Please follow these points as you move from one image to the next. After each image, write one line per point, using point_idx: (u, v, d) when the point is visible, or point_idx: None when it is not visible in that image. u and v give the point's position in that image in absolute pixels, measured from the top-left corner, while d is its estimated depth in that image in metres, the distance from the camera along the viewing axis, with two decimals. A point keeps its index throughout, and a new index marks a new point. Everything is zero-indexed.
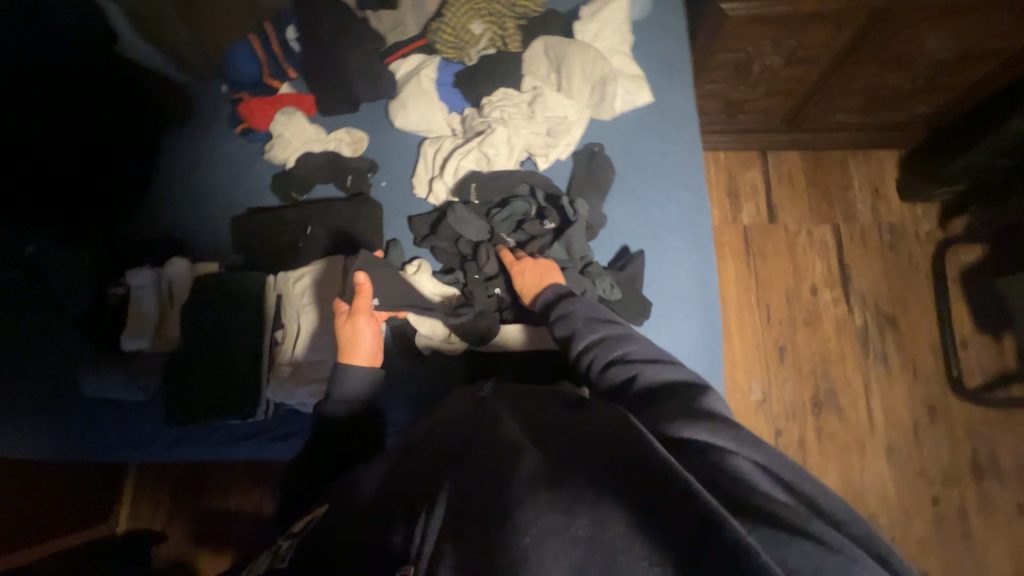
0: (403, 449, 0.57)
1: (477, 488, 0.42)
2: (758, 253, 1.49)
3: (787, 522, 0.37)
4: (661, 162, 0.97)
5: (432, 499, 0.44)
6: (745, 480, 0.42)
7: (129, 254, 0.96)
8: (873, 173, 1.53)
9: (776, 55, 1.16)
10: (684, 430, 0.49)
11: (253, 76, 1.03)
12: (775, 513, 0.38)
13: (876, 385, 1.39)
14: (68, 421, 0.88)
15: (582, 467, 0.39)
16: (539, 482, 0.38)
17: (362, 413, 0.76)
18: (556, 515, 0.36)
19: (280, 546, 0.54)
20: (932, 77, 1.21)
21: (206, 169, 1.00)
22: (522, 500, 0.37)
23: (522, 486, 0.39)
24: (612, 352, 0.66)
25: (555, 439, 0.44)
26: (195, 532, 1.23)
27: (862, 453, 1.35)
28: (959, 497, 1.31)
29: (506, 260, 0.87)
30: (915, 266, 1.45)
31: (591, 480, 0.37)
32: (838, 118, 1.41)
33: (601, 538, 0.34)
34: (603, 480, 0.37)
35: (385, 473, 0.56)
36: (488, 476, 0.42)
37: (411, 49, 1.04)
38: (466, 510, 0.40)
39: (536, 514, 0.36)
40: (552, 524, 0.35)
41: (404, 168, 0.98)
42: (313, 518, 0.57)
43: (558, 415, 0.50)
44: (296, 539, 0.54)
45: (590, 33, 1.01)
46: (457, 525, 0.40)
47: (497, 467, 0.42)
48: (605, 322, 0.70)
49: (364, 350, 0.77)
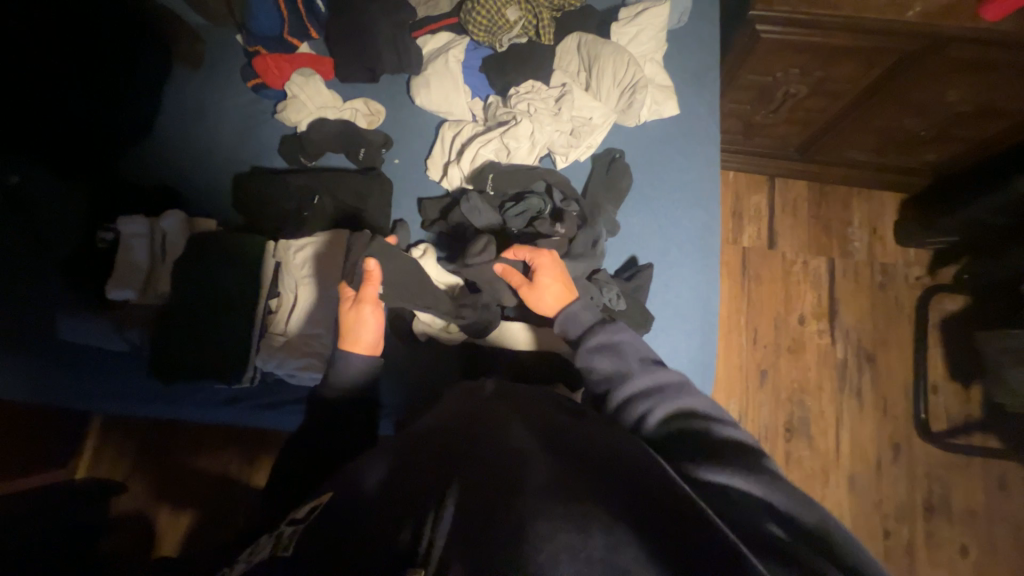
0: (408, 442, 0.56)
1: (484, 493, 0.44)
2: (754, 276, 1.51)
3: (793, 557, 0.40)
4: (678, 177, 0.97)
5: (440, 494, 0.45)
6: (758, 521, 0.45)
7: (124, 199, 0.94)
8: (873, 212, 1.56)
9: (801, 84, 1.16)
10: (712, 473, 0.51)
11: (271, 31, 0.98)
12: (778, 546, 0.41)
13: (847, 418, 1.44)
14: (45, 363, 0.87)
15: (598, 489, 0.43)
16: (557, 496, 0.42)
17: (359, 394, 0.77)
18: (573, 531, 0.39)
19: (285, 531, 0.54)
20: (947, 127, 1.24)
21: (216, 121, 0.98)
22: (537, 514, 0.40)
23: (538, 500, 0.42)
24: (657, 398, 0.62)
25: (571, 456, 0.47)
26: (158, 488, 1.20)
27: (825, 481, 1.40)
28: (909, 533, 1.37)
29: (523, 254, 0.80)
30: (900, 309, 1.50)
31: (607, 502, 0.42)
32: (850, 154, 1.43)
33: (617, 556, 0.37)
34: (618, 503, 0.42)
35: (388, 464, 0.55)
36: (498, 481, 0.44)
37: (440, 26, 1.00)
38: (479, 513, 0.42)
39: (555, 527, 0.39)
40: (568, 540, 0.38)
41: (419, 148, 0.97)
42: (317, 503, 0.56)
43: (572, 431, 0.52)
44: (302, 525, 0.53)
45: (626, 36, 0.99)
46: (468, 529, 0.41)
47: (509, 475, 0.45)
48: (650, 365, 0.66)
49: (367, 337, 0.78)
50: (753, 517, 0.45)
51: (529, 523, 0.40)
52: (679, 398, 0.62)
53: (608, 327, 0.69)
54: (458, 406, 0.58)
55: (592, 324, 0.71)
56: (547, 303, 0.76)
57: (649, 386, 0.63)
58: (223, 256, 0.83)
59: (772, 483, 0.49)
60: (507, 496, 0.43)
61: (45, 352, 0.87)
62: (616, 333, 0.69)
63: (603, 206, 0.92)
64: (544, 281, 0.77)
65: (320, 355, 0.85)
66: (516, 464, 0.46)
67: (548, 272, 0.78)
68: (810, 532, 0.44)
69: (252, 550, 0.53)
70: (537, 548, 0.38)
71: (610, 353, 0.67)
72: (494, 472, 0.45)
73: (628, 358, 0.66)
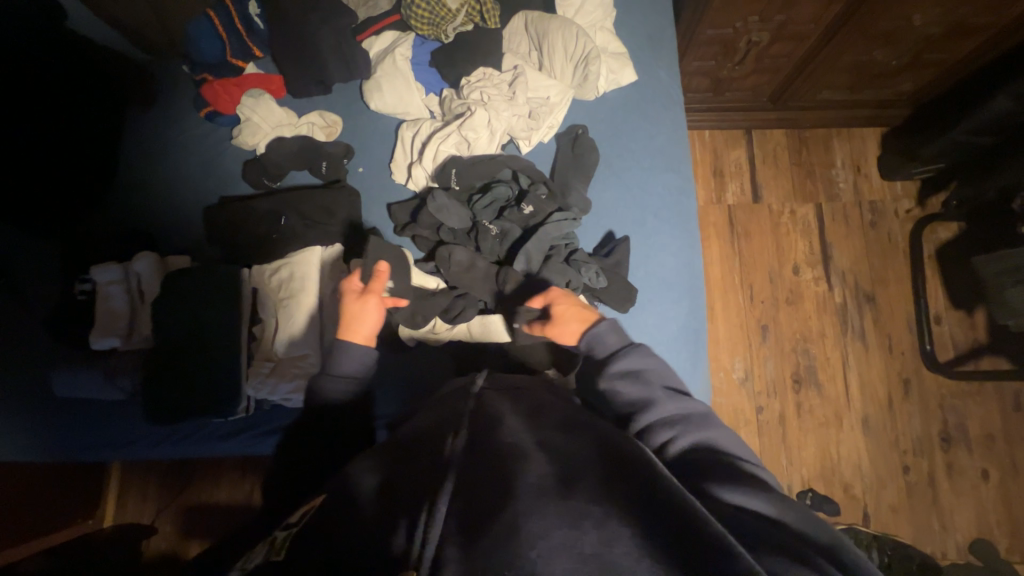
0: (396, 442, 0.55)
1: (480, 485, 0.44)
2: (743, 232, 1.49)
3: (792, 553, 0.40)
4: (647, 144, 0.95)
5: (434, 490, 0.44)
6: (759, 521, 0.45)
7: (95, 248, 0.92)
8: (855, 150, 1.54)
9: (763, 31, 1.14)
10: (728, 495, 0.49)
11: (215, 56, 0.96)
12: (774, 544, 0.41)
13: (854, 360, 1.43)
14: (43, 422, 0.86)
15: (593, 480, 0.43)
16: (549, 492, 0.42)
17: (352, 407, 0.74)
18: (567, 528, 0.39)
19: (277, 536, 0.50)
20: (915, 54, 1.21)
21: (177, 157, 0.97)
22: (531, 510, 0.40)
23: (530, 496, 0.42)
24: (679, 431, 0.59)
25: (563, 448, 0.48)
26: (184, 524, 1.22)
27: (840, 426, 1.40)
28: (929, 466, 1.37)
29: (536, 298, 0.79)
30: (892, 243, 1.48)
31: (602, 494, 0.42)
32: (825, 95, 1.40)
33: (611, 552, 0.37)
34: (613, 493, 0.42)
35: (383, 463, 0.52)
36: (491, 473, 0.45)
37: (384, 25, 0.98)
38: (476, 512, 0.41)
39: (547, 526, 0.39)
40: (562, 538, 0.38)
41: (383, 152, 0.96)
42: (311, 506, 0.52)
43: (557, 424, 0.53)
44: (292, 530, 0.49)
45: (572, 8, 0.97)
46: (465, 528, 0.40)
47: (501, 472, 0.45)
48: (677, 396, 0.63)
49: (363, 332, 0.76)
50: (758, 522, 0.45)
51: (521, 521, 0.39)
52: (700, 424, 0.59)
53: (639, 349, 0.67)
54: (447, 404, 0.59)
55: (621, 345, 0.69)
56: (574, 333, 0.73)
57: (671, 410, 0.61)
58: (203, 289, 0.83)
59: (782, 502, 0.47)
60: (501, 494, 0.42)
61: (44, 412, 0.87)
62: (644, 356, 0.66)
63: (574, 184, 0.91)
64: (563, 308, 0.75)
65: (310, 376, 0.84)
66: (510, 458, 0.46)
67: (563, 301, 0.77)
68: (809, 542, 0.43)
69: (245, 559, 0.49)
70: (531, 545, 0.38)
71: (633, 377, 0.65)
72: (488, 468, 0.46)
73: (651, 383, 0.64)
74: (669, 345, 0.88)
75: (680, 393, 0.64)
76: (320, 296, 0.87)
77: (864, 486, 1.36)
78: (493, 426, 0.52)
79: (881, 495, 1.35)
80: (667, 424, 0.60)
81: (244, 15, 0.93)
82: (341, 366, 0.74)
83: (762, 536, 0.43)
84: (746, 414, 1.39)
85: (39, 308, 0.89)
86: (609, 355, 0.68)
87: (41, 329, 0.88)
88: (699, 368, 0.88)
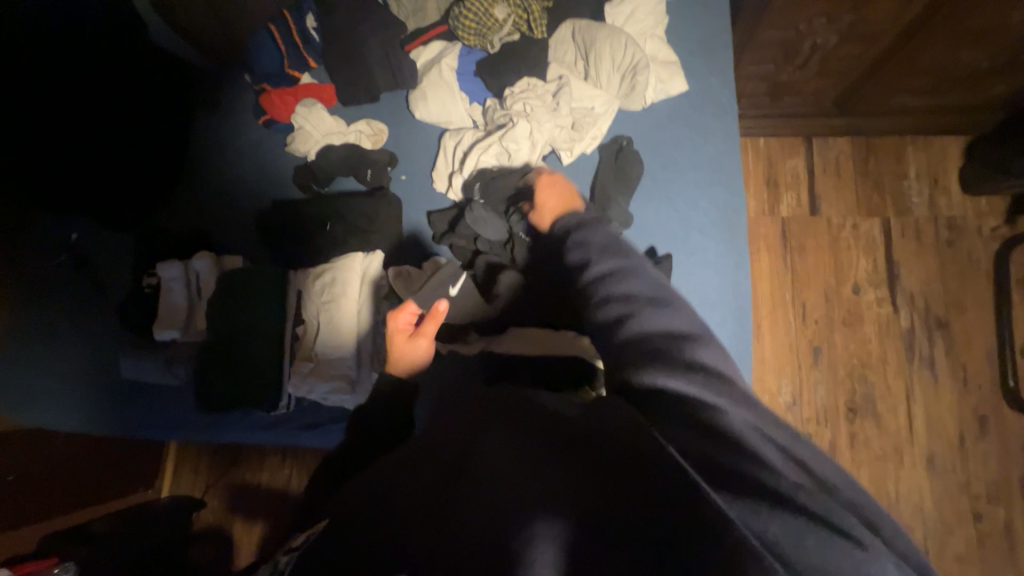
0: (402, 449, 0.54)
1: (480, 490, 0.43)
2: (796, 247, 1.39)
3: (767, 490, 0.39)
4: (696, 157, 0.91)
5: (439, 511, 0.43)
6: (733, 452, 0.42)
7: (161, 245, 1.00)
8: (933, 161, 1.40)
9: (830, 33, 1.06)
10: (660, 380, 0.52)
11: (273, 66, 0.99)
12: (749, 478, 0.40)
13: (920, 391, 1.30)
14: (110, 403, 0.95)
15: (586, 493, 0.41)
16: (545, 496, 0.41)
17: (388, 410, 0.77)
18: (564, 537, 0.38)
19: (281, 558, 0.53)
20: (1010, 56, 1.09)
21: (235, 162, 1.02)
22: (531, 513, 0.40)
23: (531, 501, 0.41)
24: (615, 286, 0.64)
25: (559, 436, 0.46)
26: (229, 503, 1.30)
27: (900, 462, 1.28)
28: (1005, 514, 1.23)
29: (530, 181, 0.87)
30: (973, 264, 1.34)
31: (594, 506, 0.40)
32: (899, 101, 1.28)
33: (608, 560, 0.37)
34: (606, 504, 0.40)
35: (384, 470, 0.52)
36: (493, 476, 0.44)
37: (432, 36, 0.99)
38: (479, 521, 0.41)
39: (549, 529, 0.39)
40: (554, 530, 0.39)
41: (425, 161, 0.97)
42: (312, 530, 0.54)
43: (556, 408, 0.50)
44: (296, 552, 0.52)
45: (622, 16, 0.95)
46: (465, 545, 0.40)
47: (498, 475, 0.44)
48: (617, 255, 0.68)
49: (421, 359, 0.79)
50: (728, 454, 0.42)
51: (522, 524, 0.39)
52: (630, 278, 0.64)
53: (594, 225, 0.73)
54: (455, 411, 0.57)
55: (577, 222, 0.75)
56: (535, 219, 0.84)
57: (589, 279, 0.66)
58: (254, 290, 0.88)
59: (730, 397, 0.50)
60: (496, 513, 0.41)
61: (112, 394, 0.95)
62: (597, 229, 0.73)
63: (615, 198, 0.88)
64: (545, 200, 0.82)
65: (346, 378, 0.87)
66: (500, 471, 0.44)
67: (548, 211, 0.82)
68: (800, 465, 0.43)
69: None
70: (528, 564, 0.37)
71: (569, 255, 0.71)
72: (491, 469, 0.44)
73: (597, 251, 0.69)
74: None
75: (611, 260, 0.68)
76: (359, 301, 0.89)
77: (925, 530, 1.24)
78: (477, 431, 0.49)
79: (946, 541, 1.23)
80: (604, 280, 0.66)
81: (302, 29, 0.98)
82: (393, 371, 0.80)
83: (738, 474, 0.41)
84: None
85: (112, 299, 0.98)
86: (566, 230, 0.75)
87: (113, 319, 0.97)
88: None
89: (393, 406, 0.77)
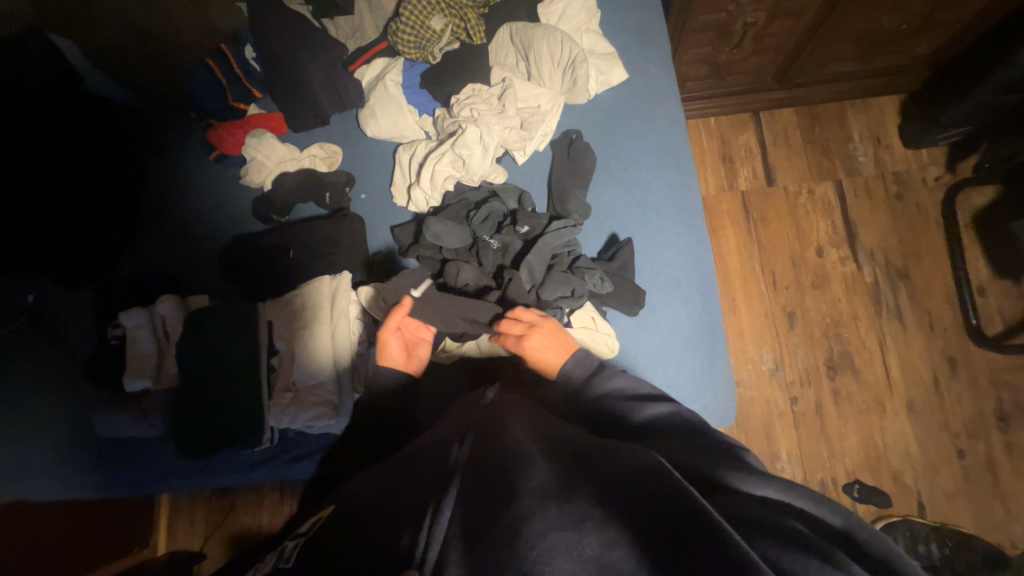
0: (407, 457, 0.58)
1: (486, 487, 0.46)
2: (758, 218, 1.44)
3: (813, 547, 0.39)
4: (645, 142, 0.94)
5: (440, 495, 0.46)
6: (782, 520, 0.43)
7: (122, 295, 0.97)
8: (873, 121, 1.47)
9: (758, 11, 1.11)
10: (734, 478, 0.49)
11: (219, 102, 0.99)
12: (798, 537, 0.41)
13: (891, 341, 1.36)
14: (88, 463, 0.91)
15: (591, 488, 0.44)
16: (550, 497, 0.43)
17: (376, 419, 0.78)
18: (567, 532, 0.39)
19: (286, 546, 0.55)
20: (925, 15, 1.16)
21: (190, 201, 1.01)
22: (532, 513, 0.41)
23: (533, 500, 0.42)
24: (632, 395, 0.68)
25: (565, 456, 0.49)
26: (230, 551, 1.26)
27: (883, 412, 1.32)
28: (986, 448, 1.28)
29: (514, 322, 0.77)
30: (923, 214, 1.41)
31: (601, 501, 0.42)
32: (833, 68, 1.34)
33: (611, 555, 0.38)
34: (614, 499, 0.42)
35: (384, 475, 0.56)
36: (496, 479, 0.46)
37: (373, 53, 1.00)
38: (482, 512, 0.43)
39: (548, 527, 0.40)
40: (564, 539, 0.39)
41: (383, 177, 0.98)
42: (316, 520, 0.57)
43: (575, 434, 0.54)
44: (302, 538, 0.53)
45: (555, 15, 0.98)
46: (469, 527, 0.43)
47: (502, 477, 0.46)
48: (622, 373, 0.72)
49: (392, 356, 0.81)
50: (773, 515, 0.44)
51: (523, 523, 0.40)
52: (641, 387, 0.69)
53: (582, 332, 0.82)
54: (460, 417, 0.62)
55: (596, 367, 0.73)
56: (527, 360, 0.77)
57: (647, 413, 0.64)
58: (225, 326, 0.86)
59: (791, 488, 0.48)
60: (505, 496, 0.44)
61: (88, 454, 0.92)
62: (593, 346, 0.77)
63: (572, 191, 0.90)
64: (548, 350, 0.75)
65: (329, 402, 0.85)
66: (514, 464, 0.47)
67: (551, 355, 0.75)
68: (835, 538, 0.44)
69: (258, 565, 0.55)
70: (530, 546, 0.38)
71: (602, 397, 0.69)
72: (495, 473, 0.47)
73: (604, 368, 0.73)
74: (684, 348, 0.85)
75: (654, 397, 0.67)
76: (330, 322, 0.88)
77: (915, 474, 1.28)
78: (484, 445, 0.52)
79: (935, 482, 1.27)
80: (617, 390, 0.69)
81: (242, 61, 0.98)
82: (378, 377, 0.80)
83: (766, 519, 0.43)
84: (779, 407, 1.34)
85: (79, 356, 0.95)
86: (587, 376, 0.72)
87: (81, 377, 0.94)
88: (719, 364, 0.87)
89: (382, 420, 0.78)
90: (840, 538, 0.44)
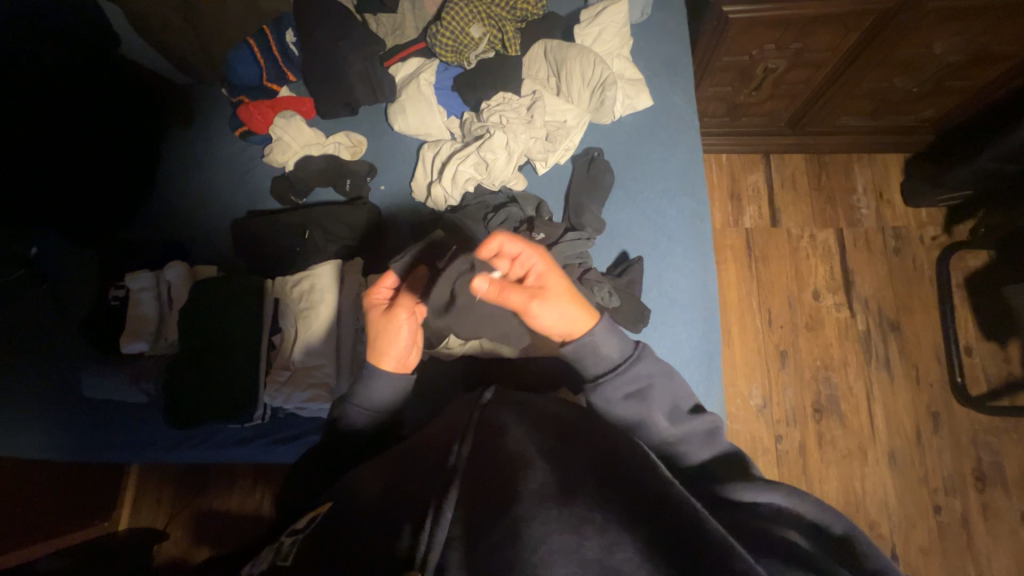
0: (405, 450, 0.58)
1: (485, 483, 0.47)
2: (760, 256, 1.47)
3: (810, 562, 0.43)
4: (663, 168, 0.97)
5: (439, 495, 0.46)
6: (780, 533, 0.48)
7: (129, 257, 0.97)
8: (878, 176, 1.52)
9: (780, 59, 1.16)
10: (744, 493, 0.53)
11: (252, 80, 1.01)
12: (798, 553, 0.44)
13: (878, 390, 1.38)
14: (69, 422, 0.90)
15: (593, 488, 0.45)
16: (549, 498, 0.43)
17: (386, 421, 0.74)
18: (567, 534, 0.41)
19: (284, 541, 0.54)
20: (935, 82, 1.22)
21: (209, 173, 1.02)
22: (534, 515, 0.42)
23: (532, 502, 0.43)
24: (662, 397, 0.67)
25: (565, 457, 0.48)
26: (196, 533, 1.22)
27: (865, 460, 1.33)
28: (962, 506, 1.30)
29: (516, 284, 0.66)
30: (918, 270, 1.45)
31: (602, 502, 0.43)
32: (844, 121, 1.40)
33: (612, 558, 0.40)
34: (614, 500, 0.44)
35: (384, 469, 0.56)
36: (497, 480, 0.46)
37: (410, 52, 1.04)
38: (480, 513, 0.44)
39: (549, 531, 0.41)
40: (564, 543, 0.40)
41: (404, 171, 1.00)
42: (316, 514, 0.57)
43: (588, 438, 0.53)
44: (300, 535, 0.54)
45: (591, 36, 1.01)
46: (473, 526, 0.43)
47: (502, 475, 0.47)
48: (655, 365, 0.68)
49: (399, 339, 0.72)
50: (772, 528, 0.48)
51: (522, 528, 0.41)
52: (670, 385, 0.68)
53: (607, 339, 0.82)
54: (456, 415, 0.61)
55: (629, 353, 0.68)
56: (564, 321, 0.66)
57: (681, 424, 0.66)
58: (229, 297, 0.86)
59: (795, 496, 0.52)
60: (505, 497, 0.44)
61: (72, 413, 0.90)
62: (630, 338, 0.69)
63: (588, 205, 0.92)
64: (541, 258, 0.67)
65: (325, 385, 0.86)
66: (514, 464, 0.47)
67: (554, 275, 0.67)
68: (832, 540, 0.48)
69: (254, 562, 0.54)
70: (531, 549, 0.40)
71: (638, 391, 0.67)
72: (495, 473, 0.47)
73: (640, 359, 0.68)
74: (683, 371, 0.87)
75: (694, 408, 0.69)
76: (338, 307, 0.90)
77: (891, 525, 1.29)
78: (485, 442, 0.52)
79: (910, 535, 1.28)
80: (648, 387, 0.67)
81: (281, 44, 1.00)
82: (363, 397, 0.73)
83: (769, 535, 0.47)
84: (764, 443, 1.35)
85: (76, 314, 0.94)
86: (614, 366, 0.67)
87: (74, 334, 0.92)
88: (714, 392, 0.88)
89: (382, 421, 0.74)
90: (838, 541, 0.48)
